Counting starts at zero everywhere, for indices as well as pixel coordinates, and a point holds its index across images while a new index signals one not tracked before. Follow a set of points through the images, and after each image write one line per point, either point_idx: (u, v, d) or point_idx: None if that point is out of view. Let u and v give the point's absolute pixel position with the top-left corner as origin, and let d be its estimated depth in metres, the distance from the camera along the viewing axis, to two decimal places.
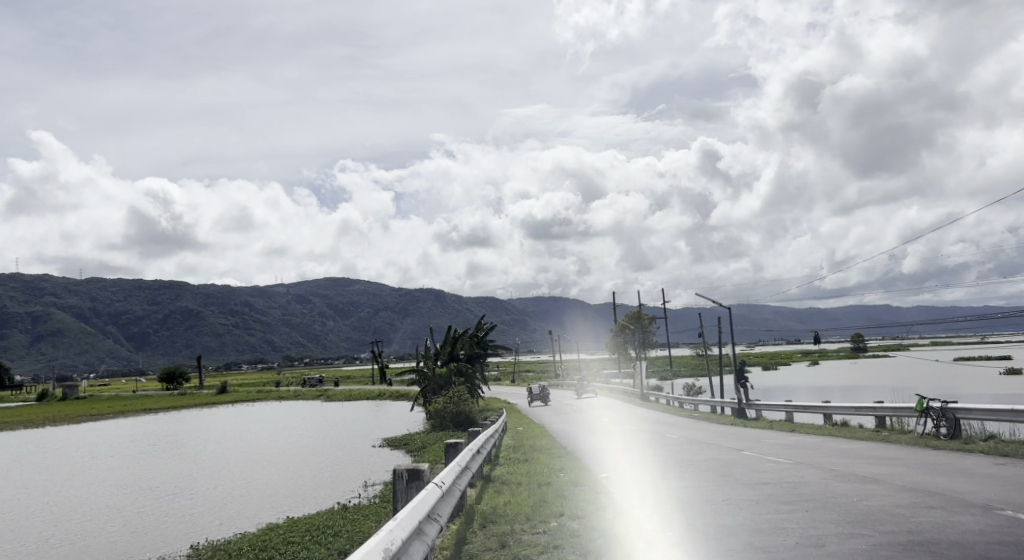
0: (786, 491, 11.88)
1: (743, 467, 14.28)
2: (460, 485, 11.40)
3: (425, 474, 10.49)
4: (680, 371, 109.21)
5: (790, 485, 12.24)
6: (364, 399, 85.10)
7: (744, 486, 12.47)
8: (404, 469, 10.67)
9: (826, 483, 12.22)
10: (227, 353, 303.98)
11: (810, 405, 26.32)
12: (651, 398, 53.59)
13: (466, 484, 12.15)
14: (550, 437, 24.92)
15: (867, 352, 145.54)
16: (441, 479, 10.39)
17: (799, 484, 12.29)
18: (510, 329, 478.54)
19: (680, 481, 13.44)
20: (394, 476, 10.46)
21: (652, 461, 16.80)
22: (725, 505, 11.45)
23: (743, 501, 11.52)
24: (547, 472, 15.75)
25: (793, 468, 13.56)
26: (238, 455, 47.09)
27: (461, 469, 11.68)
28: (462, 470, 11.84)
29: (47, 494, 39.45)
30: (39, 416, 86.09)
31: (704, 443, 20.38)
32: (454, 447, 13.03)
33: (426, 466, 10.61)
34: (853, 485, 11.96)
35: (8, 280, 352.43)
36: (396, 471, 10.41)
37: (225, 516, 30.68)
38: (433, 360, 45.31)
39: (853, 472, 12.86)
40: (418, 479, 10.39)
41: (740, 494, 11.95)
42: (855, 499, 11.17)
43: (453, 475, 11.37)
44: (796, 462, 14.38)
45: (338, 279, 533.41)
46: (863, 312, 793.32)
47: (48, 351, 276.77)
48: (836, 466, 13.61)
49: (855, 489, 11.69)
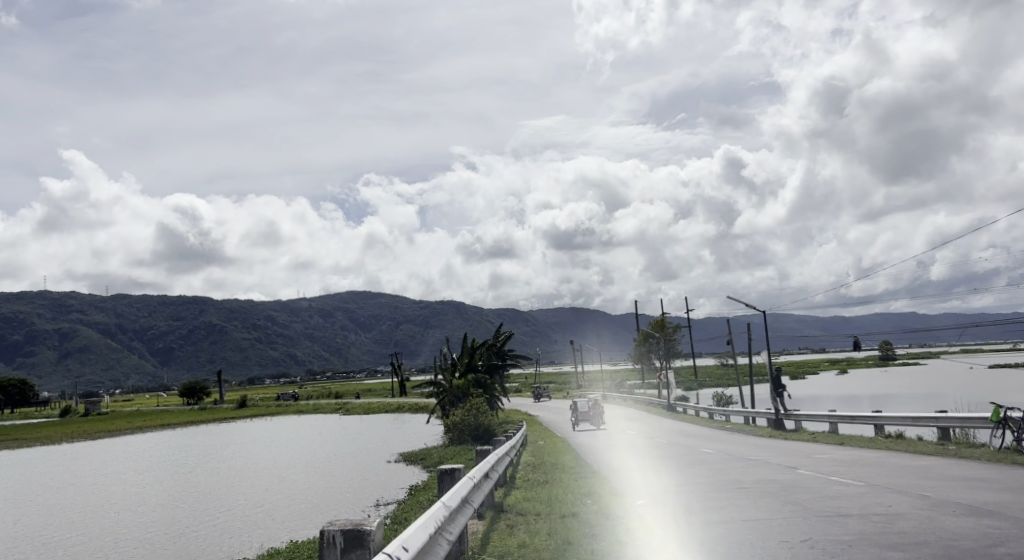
0: (883, 529, 9.90)
1: (812, 491, 12.30)
2: (452, 533, 9.59)
3: (372, 538, 8.72)
4: (707, 381, 106.73)
5: (886, 521, 10.22)
6: (382, 411, 83.80)
7: (822, 521, 10.48)
8: (340, 527, 8.89)
9: (931, 517, 10.22)
10: (250, 367, 304.18)
11: (858, 414, 23.96)
12: (680, 408, 51.36)
13: (470, 512, 10.51)
14: (573, 453, 23.15)
15: (896, 360, 141.90)
16: (411, 545, 8.47)
17: (897, 519, 10.23)
18: (532, 341, 476.67)
19: (746, 513, 11.43)
20: (324, 540, 8.70)
21: (697, 485, 14.72)
22: (812, 550, 9.40)
23: (832, 544, 9.50)
24: (570, 499, 13.85)
25: (876, 493, 11.55)
26: (261, 470, 45.37)
27: (451, 496, 9.93)
28: (454, 500, 9.94)
29: (51, 515, 37.13)
30: (58, 433, 85.46)
31: (755, 459, 18.31)
32: (451, 475, 11.25)
33: (377, 524, 8.84)
34: (966, 520, 10.02)
35: (38, 297, 356.89)
36: (329, 535, 8.65)
37: (243, 536, 28.11)
38: (450, 371, 43.55)
39: (958, 502, 10.83)
40: (364, 548, 8.63)
41: (823, 532, 9.99)
42: (984, 544, 9.12)
43: (440, 508, 9.45)
44: (870, 485, 12.25)
45: (361, 294, 536.47)
46: (894, 320, 780.36)
47: (75, 367, 279.08)
48: (924, 491, 11.54)
49: (971, 525, 9.78)
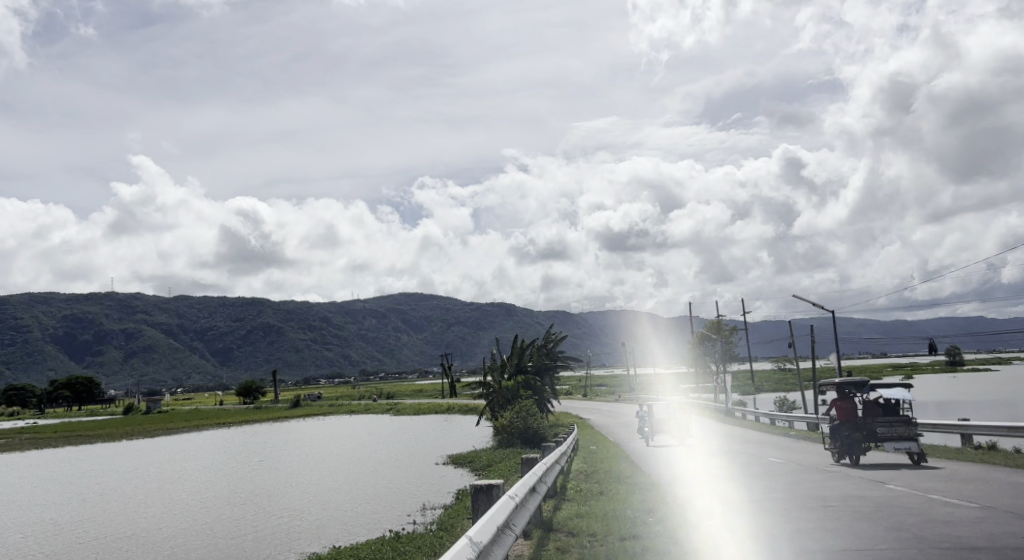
0: None
1: (917, 512, 10.79)
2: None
3: None
4: (767, 385, 103.88)
5: None
6: (434, 412, 82.66)
7: (939, 552, 9.14)
8: None
9: None
10: (307, 367, 307.55)
11: (940, 424, 22.55)
12: (739, 414, 49.49)
13: (508, 544, 9.19)
14: (629, 461, 21.74)
15: (966, 367, 136.27)
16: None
17: None
18: (584, 344, 473.61)
19: (846, 538, 9.98)
20: None
21: (764, 504, 13.22)
22: None
23: None
24: (626, 517, 12.58)
25: (998, 519, 10.12)
26: (315, 470, 44.58)
27: (480, 526, 8.72)
28: (486, 530, 8.74)
29: (114, 509, 37.00)
30: (119, 431, 86.08)
31: (835, 470, 16.79)
32: (487, 494, 10.35)
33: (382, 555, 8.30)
34: None
35: (105, 298, 365.80)
36: None
37: (289, 539, 26.87)
38: (499, 372, 42.23)
39: None
40: None
41: None
42: None
43: (462, 547, 8.23)
44: (988, 509, 10.72)
45: (415, 296, 539.65)
46: (959, 325, 754.46)
47: (138, 366, 285.28)
48: None
49: None
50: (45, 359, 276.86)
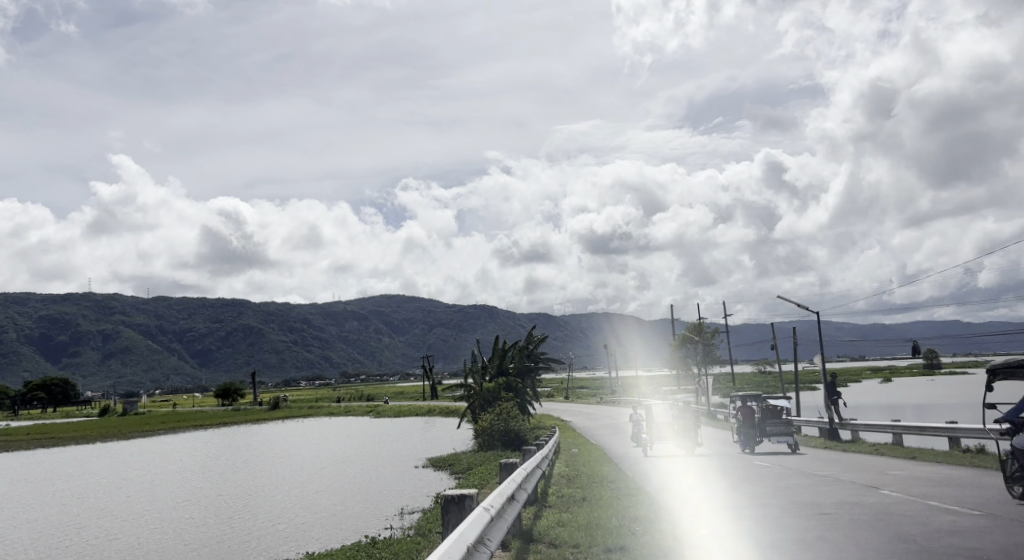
0: None
1: (918, 522, 10.33)
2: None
3: None
4: (748, 388, 103.84)
5: None
6: (413, 415, 81.89)
7: None
8: None
9: None
10: (287, 369, 305.26)
11: (926, 425, 22.21)
12: (719, 415, 49.22)
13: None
14: (611, 465, 21.23)
15: (945, 369, 136.72)
16: None
17: None
18: (566, 346, 473.64)
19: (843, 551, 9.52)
20: None
21: (756, 512, 12.70)
22: None
23: None
24: (615, 526, 11.98)
25: (1001, 530, 9.74)
26: (300, 470, 44.22)
27: (448, 544, 8.14)
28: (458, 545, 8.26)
29: (99, 510, 36.49)
30: (93, 433, 84.67)
31: (823, 474, 16.38)
32: (461, 505, 9.84)
33: None
34: None
35: (83, 298, 361.27)
36: None
37: (269, 542, 26.34)
38: (480, 374, 41.81)
39: None
40: None
41: None
42: None
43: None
44: (993, 515, 10.38)
45: (396, 297, 537.53)
46: (937, 328, 761.25)
47: (116, 368, 281.96)
48: None
49: None
50: (20, 360, 272.76)
